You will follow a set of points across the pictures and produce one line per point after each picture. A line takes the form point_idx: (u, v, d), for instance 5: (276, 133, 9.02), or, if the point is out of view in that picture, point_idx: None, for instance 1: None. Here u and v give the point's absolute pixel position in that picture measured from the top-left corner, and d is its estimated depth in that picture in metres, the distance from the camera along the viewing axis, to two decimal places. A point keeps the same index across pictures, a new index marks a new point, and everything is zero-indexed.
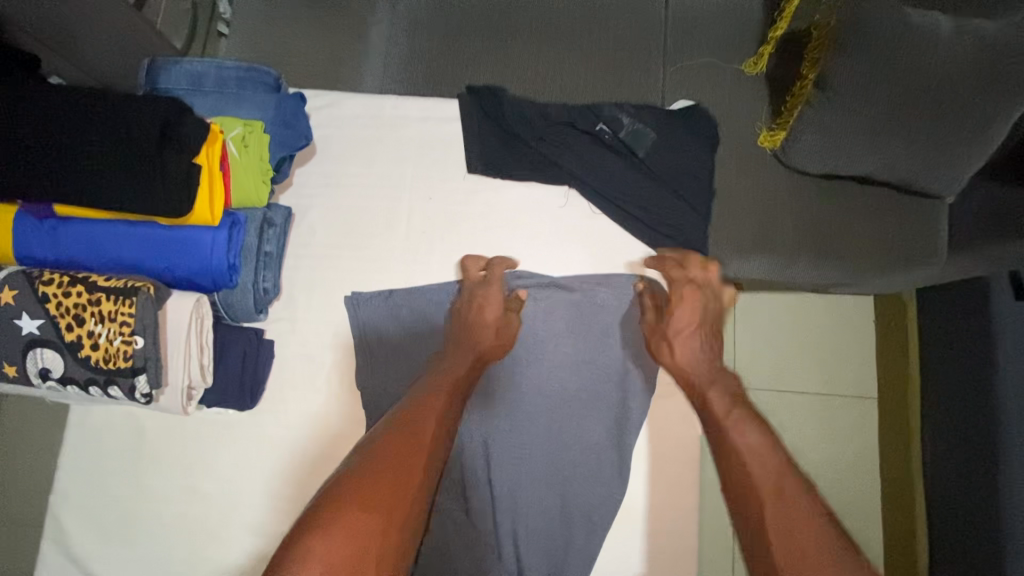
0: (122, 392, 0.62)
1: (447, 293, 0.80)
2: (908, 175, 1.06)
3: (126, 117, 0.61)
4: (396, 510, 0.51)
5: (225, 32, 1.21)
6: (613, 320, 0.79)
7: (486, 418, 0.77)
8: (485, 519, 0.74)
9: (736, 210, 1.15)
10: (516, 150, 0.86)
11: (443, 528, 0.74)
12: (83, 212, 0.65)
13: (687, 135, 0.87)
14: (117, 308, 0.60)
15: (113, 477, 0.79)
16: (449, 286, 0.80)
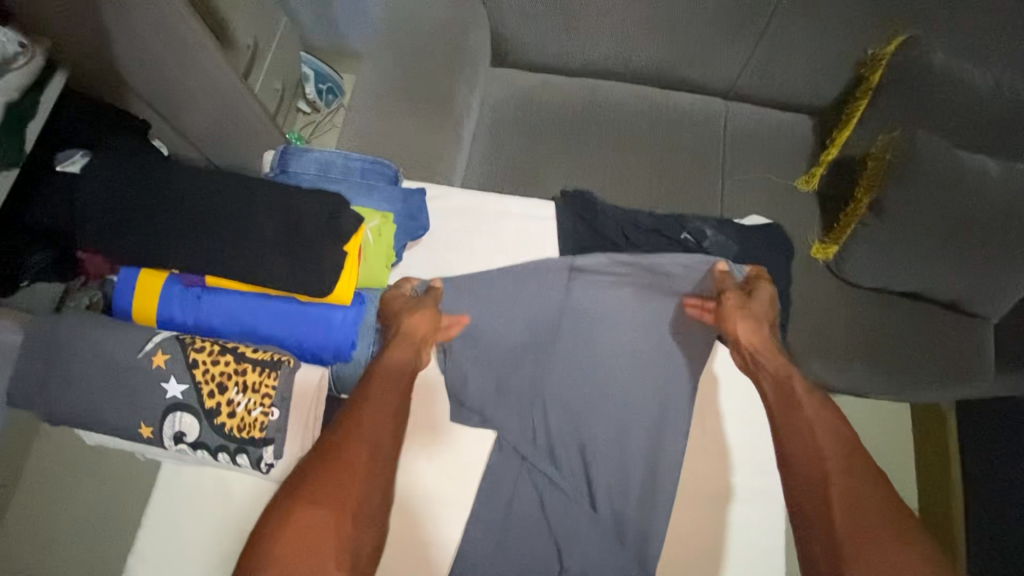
0: (248, 461, 0.64)
1: (515, 271, 0.90)
2: (956, 295, 1.14)
3: (298, 206, 0.69)
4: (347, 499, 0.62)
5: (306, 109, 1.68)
6: (668, 295, 0.90)
7: (563, 382, 0.86)
8: (574, 479, 0.83)
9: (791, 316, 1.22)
10: (605, 249, 0.92)
11: None
12: (231, 284, 0.71)
13: (764, 250, 0.95)
14: (262, 380, 0.64)
15: (198, 541, 0.79)
16: (520, 263, 0.91)
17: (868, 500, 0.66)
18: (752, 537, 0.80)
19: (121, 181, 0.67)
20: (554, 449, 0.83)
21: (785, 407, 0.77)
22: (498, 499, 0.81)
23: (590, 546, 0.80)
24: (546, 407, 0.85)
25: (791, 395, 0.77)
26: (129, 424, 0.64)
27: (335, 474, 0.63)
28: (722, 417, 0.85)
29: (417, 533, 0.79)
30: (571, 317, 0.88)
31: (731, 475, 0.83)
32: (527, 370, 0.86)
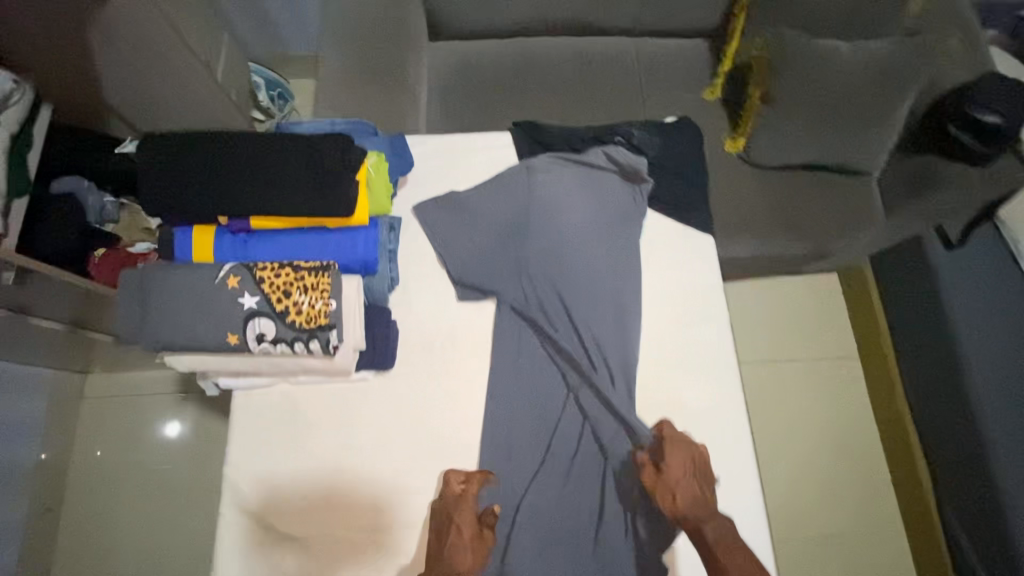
0: (319, 345, 0.83)
1: (484, 182, 1.11)
2: (842, 157, 1.42)
3: (315, 148, 0.87)
4: None
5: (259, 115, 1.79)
6: (608, 172, 1.11)
7: (542, 251, 1.05)
8: (564, 321, 1.03)
9: (718, 203, 1.48)
10: (555, 158, 1.12)
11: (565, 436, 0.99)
12: (271, 223, 0.89)
13: (681, 137, 1.18)
14: (318, 281, 0.83)
15: (278, 443, 0.97)
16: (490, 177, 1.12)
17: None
18: (710, 348, 1.03)
19: (172, 154, 0.86)
20: (538, 317, 1.04)
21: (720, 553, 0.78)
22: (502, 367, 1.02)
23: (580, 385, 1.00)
24: (524, 287, 1.05)
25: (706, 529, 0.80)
26: (219, 336, 0.81)
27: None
28: (670, 265, 1.08)
29: (455, 398, 1.00)
30: (542, 214, 1.06)
31: (690, 309, 1.05)
32: (503, 261, 1.05)
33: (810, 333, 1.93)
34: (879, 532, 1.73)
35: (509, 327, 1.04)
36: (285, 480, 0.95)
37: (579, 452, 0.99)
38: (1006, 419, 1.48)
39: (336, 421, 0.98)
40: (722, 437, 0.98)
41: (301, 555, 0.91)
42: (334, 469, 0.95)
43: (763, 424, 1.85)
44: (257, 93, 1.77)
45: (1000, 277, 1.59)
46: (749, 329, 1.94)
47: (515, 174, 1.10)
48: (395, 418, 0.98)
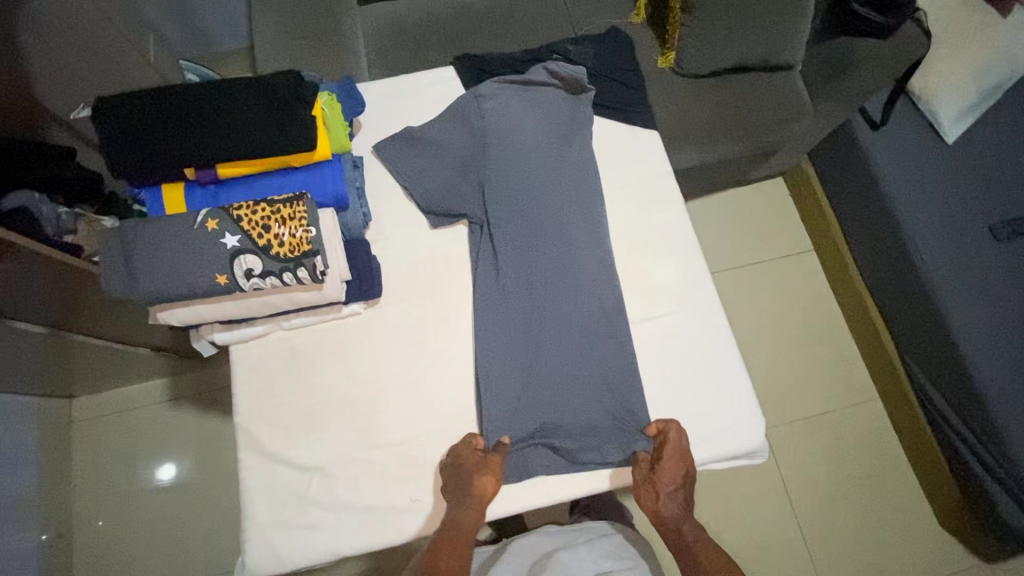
0: (307, 273, 0.86)
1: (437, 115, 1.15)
2: (764, 53, 1.52)
3: (271, 91, 0.91)
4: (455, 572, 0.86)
5: None
6: (553, 88, 1.16)
7: (502, 168, 1.09)
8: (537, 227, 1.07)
9: (661, 116, 1.57)
10: (501, 83, 1.15)
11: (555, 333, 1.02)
12: (240, 169, 0.92)
13: (613, 48, 1.25)
14: (294, 211, 0.86)
15: (283, 386, 1.00)
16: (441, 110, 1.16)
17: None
18: (672, 229, 1.10)
19: (132, 112, 0.87)
20: (510, 230, 1.06)
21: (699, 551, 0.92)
22: (483, 279, 1.05)
23: (563, 284, 1.03)
24: (494, 204, 1.07)
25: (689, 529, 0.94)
26: (208, 279, 0.84)
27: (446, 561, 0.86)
28: (623, 163, 1.15)
29: (444, 314, 1.05)
30: (498, 138, 1.10)
31: (651, 196, 1.12)
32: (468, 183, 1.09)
33: (767, 238, 2.05)
34: (856, 404, 1.88)
35: (484, 246, 1.08)
36: (296, 417, 0.98)
37: (573, 344, 1.01)
38: (949, 271, 1.62)
39: (334, 355, 1.01)
40: (697, 303, 1.05)
41: (324, 481, 0.94)
42: (341, 399, 0.99)
43: (739, 326, 1.95)
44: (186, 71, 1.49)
45: (924, 147, 1.73)
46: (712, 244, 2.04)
47: (464, 103, 1.12)
48: (391, 343, 1.02)
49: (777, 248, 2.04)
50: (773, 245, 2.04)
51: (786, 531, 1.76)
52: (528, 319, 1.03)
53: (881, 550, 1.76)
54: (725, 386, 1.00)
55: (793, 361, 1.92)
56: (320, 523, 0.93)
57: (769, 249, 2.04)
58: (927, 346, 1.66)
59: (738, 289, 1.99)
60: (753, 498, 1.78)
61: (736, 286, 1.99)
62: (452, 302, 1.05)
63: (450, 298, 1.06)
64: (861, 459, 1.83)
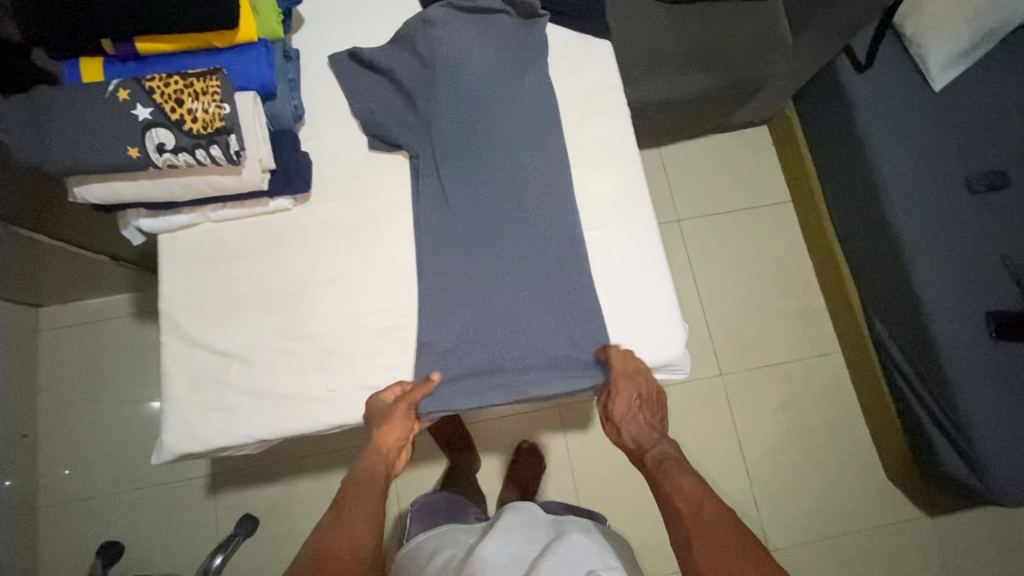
0: (221, 151, 0.85)
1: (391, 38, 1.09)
2: None
3: None
4: (373, 507, 0.88)
5: None
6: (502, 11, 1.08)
7: (447, 96, 1.04)
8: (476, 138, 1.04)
9: (633, 43, 1.51)
10: (452, 9, 1.07)
11: (488, 247, 1.00)
12: (157, 45, 0.89)
13: None
14: (207, 86, 0.84)
15: (207, 276, 1.00)
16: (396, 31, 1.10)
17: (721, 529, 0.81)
18: (613, 142, 1.07)
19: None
20: (455, 161, 1.03)
21: (660, 471, 0.92)
22: (425, 205, 1.02)
23: (502, 204, 1.02)
24: (443, 135, 1.03)
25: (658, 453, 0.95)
26: (120, 150, 0.83)
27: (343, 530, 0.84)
28: (569, 75, 1.11)
29: (373, 215, 1.04)
30: (447, 66, 1.04)
31: (595, 107, 1.09)
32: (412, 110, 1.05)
33: (744, 187, 2.01)
34: (817, 357, 1.88)
35: (424, 166, 1.04)
36: (219, 306, 0.98)
37: (507, 261, 1.00)
38: (919, 221, 1.57)
39: (263, 249, 1.01)
40: (632, 217, 1.03)
41: (243, 368, 0.95)
42: (264, 292, 0.99)
43: (705, 273, 1.94)
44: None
45: (908, 93, 1.66)
46: (688, 190, 2.01)
47: (412, 31, 1.06)
48: (317, 240, 1.02)
49: (753, 198, 2.00)
50: (750, 195, 2.01)
51: (735, 474, 1.78)
52: (460, 241, 1.01)
53: (827, 498, 1.78)
54: (650, 300, 1.00)
55: (759, 311, 1.91)
56: (236, 408, 0.94)
57: (745, 198, 2.00)
58: (893, 300, 1.63)
59: (710, 237, 1.97)
60: (705, 440, 1.80)
61: (709, 234, 1.97)
62: (382, 203, 1.04)
63: (380, 200, 1.04)
64: (817, 410, 1.84)
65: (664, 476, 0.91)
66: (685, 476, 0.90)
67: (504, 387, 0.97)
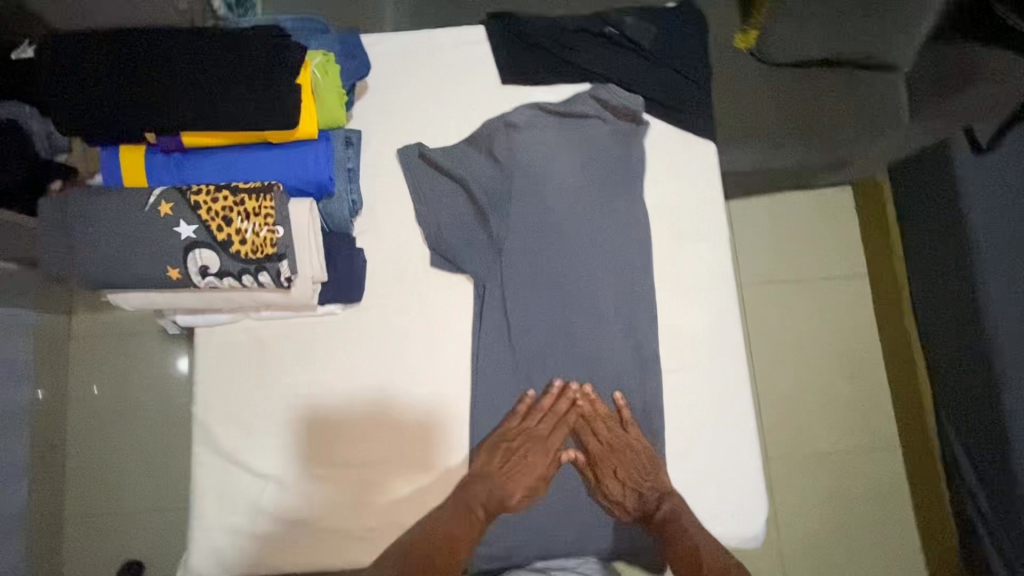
0: (270, 277, 0.74)
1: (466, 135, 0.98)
2: (870, 51, 1.27)
3: (244, 40, 0.75)
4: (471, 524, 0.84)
5: None
6: (595, 113, 0.96)
7: (523, 213, 0.95)
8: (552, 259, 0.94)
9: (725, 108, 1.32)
10: (539, 111, 0.96)
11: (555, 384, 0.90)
12: (206, 140, 0.78)
13: (685, 25, 1.01)
14: (261, 206, 0.73)
15: (245, 382, 0.92)
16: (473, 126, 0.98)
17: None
18: (706, 269, 0.94)
19: (77, 49, 0.74)
20: (525, 288, 0.94)
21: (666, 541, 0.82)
22: (487, 344, 0.92)
23: (575, 335, 0.91)
24: (514, 264, 0.94)
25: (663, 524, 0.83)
26: (158, 270, 0.73)
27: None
28: (662, 182, 0.96)
29: (428, 329, 0.93)
30: (527, 178, 0.95)
31: (689, 222, 0.95)
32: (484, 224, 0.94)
33: None
34: None
35: (490, 297, 0.94)
36: (256, 418, 0.91)
37: (573, 403, 0.90)
38: None
39: (308, 360, 0.92)
40: (718, 361, 0.91)
41: (277, 492, 0.88)
42: (305, 406, 0.91)
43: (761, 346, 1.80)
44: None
45: None
46: None
47: (492, 131, 0.96)
48: (366, 353, 0.92)
49: None
50: None
51: None
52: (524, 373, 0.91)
53: None
54: (730, 464, 0.88)
55: None
56: (267, 536, 0.87)
57: None
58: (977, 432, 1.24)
59: None
60: None
61: None
62: (439, 315, 0.94)
63: (438, 312, 0.94)
64: None
65: (676, 554, 0.80)
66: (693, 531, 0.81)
67: (558, 542, 0.88)
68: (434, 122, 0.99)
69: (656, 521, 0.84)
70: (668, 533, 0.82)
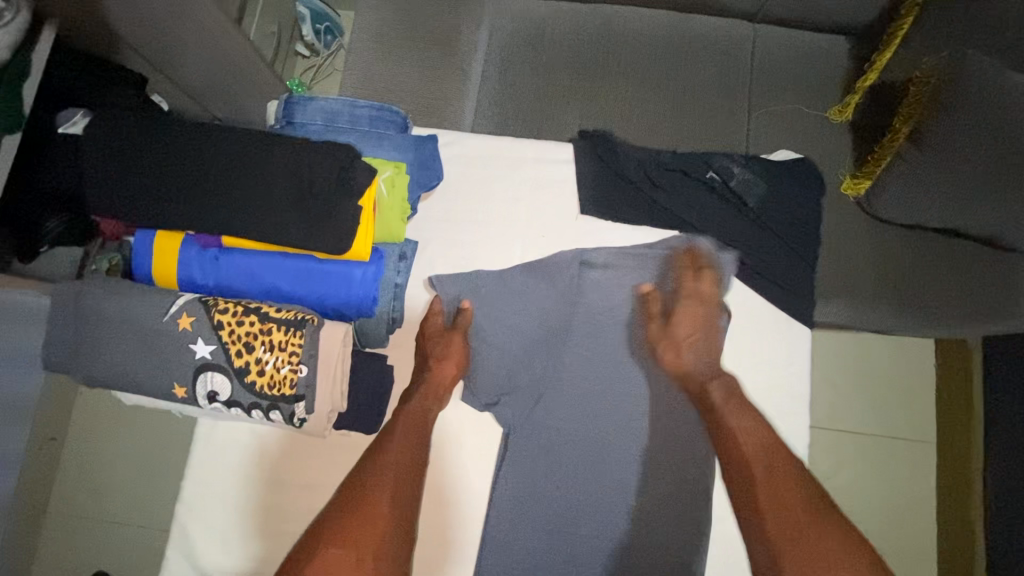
0: (282, 416, 0.66)
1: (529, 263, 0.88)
2: (995, 232, 1.01)
3: (309, 152, 0.67)
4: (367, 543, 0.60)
5: (303, 51, 1.38)
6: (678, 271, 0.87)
7: (578, 365, 0.86)
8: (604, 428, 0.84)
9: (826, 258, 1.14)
10: (618, 254, 0.87)
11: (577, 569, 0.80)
12: (250, 244, 0.70)
13: (793, 186, 0.91)
14: (288, 339, 0.64)
15: (235, 489, 0.83)
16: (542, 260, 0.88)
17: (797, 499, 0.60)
18: None
19: (119, 126, 0.67)
20: (572, 448, 0.83)
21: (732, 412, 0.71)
22: (507, 507, 0.81)
23: (606, 516, 0.81)
24: (559, 417, 0.84)
25: (713, 396, 0.73)
26: (163, 385, 0.66)
27: (370, 491, 0.64)
28: (740, 363, 0.85)
29: (446, 474, 0.83)
30: (588, 326, 0.86)
31: (770, 419, 0.83)
32: (532, 370, 0.84)
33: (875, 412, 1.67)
34: None
35: (521, 452, 0.83)
36: (238, 533, 0.82)
37: None
38: None
39: (312, 481, 0.83)
40: None
41: None
42: (295, 533, 0.82)
43: None
44: (300, 24, 1.33)
45: None
46: None
47: (563, 268, 0.86)
48: None
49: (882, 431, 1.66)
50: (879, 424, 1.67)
51: None
52: (543, 551, 0.81)
53: None
54: None
55: None
56: None
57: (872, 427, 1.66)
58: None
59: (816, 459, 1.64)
60: None
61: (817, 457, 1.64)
62: (461, 461, 0.83)
63: (460, 457, 0.83)
64: None
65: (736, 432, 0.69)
66: (753, 421, 0.69)
67: None
68: (503, 243, 0.89)
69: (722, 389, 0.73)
70: (731, 402, 0.72)
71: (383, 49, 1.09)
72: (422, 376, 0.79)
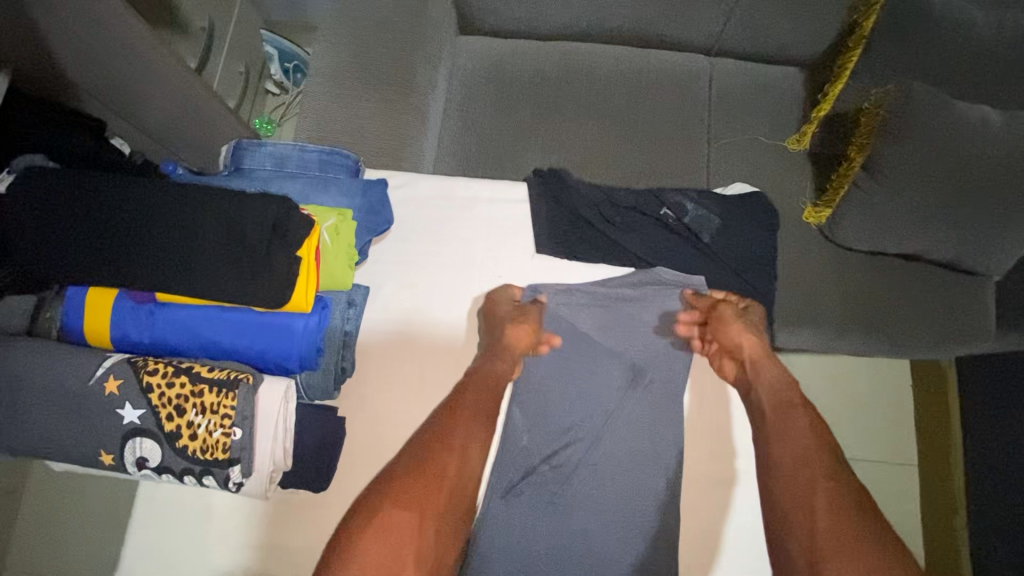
0: (217, 481, 0.63)
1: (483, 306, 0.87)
2: (955, 256, 1.03)
3: (243, 205, 0.66)
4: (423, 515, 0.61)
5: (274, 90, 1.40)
6: (635, 309, 0.86)
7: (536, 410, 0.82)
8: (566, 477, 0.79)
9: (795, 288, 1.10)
10: (573, 293, 0.86)
11: None
12: (185, 299, 0.67)
13: (748, 220, 0.91)
14: (220, 401, 0.62)
15: (176, 557, 0.78)
16: None
17: (846, 512, 0.62)
18: (742, 518, 0.77)
19: (45, 184, 0.65)
20: (532, 486, 0.79)
21: (777, 422, 0.73)
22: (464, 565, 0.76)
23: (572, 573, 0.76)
24: (521, 442, 0.80)
25: (784, 401, 0.75)
26: (90, 453, 0.62)
27: (428, 467, 0.65)
28: (702, 403, 0.82)
29: None
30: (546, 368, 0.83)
31: (734, 458, 0.80)
32: None
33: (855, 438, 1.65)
34: None
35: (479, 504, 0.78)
36: None
37: None
38: None
39: (260, 542, 0.78)
40: None
41: None
42: None
43: None
44: (268, 64, 1.36)
45: None
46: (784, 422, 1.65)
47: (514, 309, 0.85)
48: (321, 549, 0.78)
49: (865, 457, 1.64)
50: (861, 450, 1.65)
51: None
52: None
53: None
54: None
55: None
56: None
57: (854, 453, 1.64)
58: None
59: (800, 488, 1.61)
60: None
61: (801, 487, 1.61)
62: None
63: None
64: None
65: (778, 439, 0.72)
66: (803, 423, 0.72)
67: None
68: (460, 284, 0.88)
69: (770, 397, 0.76)
70: (787, 406, 0.74)
71: (337, 89, 1.08)
72: (497, 339, 0.81)
